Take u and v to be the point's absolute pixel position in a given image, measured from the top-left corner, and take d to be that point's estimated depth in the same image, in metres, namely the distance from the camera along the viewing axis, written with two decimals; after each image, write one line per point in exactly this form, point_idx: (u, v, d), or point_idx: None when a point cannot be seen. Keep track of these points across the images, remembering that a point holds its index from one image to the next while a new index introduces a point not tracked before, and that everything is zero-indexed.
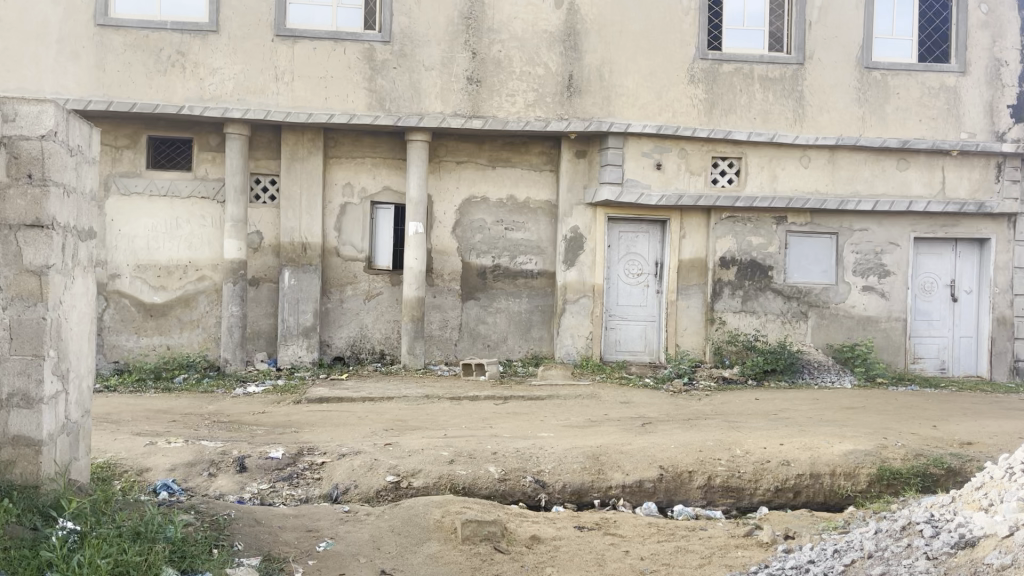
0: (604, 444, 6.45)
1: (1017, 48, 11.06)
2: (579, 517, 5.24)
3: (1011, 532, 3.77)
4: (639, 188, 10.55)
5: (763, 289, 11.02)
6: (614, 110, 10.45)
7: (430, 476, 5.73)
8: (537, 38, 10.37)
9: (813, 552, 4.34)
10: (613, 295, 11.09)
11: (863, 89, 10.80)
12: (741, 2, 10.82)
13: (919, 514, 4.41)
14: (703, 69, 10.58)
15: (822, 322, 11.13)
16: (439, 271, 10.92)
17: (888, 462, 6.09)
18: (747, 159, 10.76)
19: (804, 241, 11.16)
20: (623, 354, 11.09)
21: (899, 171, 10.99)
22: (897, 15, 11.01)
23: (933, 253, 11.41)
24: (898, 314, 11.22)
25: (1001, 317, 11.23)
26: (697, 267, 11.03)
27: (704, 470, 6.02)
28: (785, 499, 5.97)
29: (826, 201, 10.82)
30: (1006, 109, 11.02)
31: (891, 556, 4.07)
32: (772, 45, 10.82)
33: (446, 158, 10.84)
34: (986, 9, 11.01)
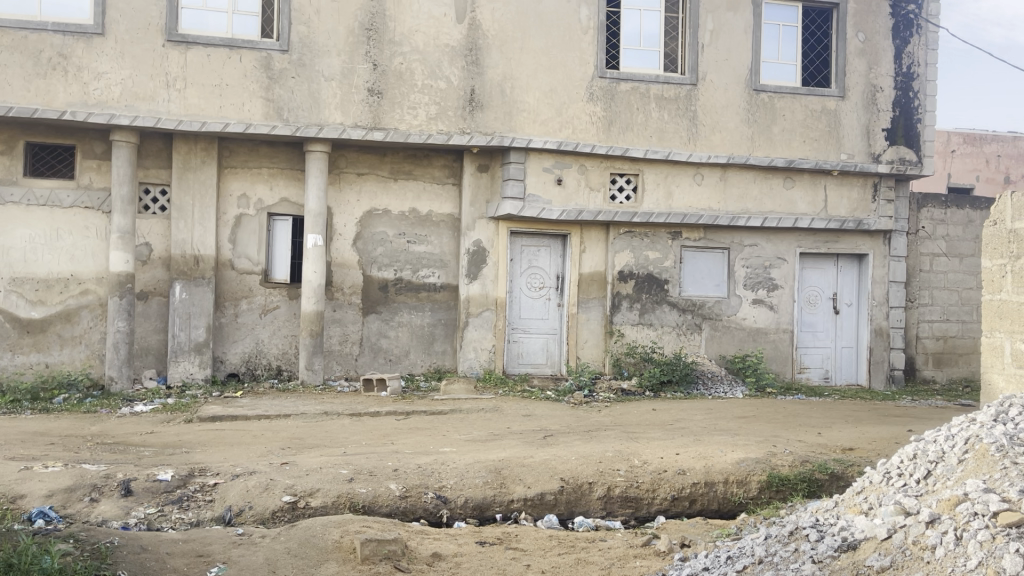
0: (506, 458, 6.46)
1: (891, 75, 11.80)
2: (481, 533, 5.20)
3: (891, 535, 3.82)
4: (541, 203, 10.70)
5: (660, 302, 11.32)
6: (515, 125, 10.54)
7: (329, 495, 5.57)
8: (438, 52, 10.36)
9: (708, 560, 4.34)
10: (515, 308, 11.13)
11: (752, 110, 11.28)
12: (637, 23, 11.12)
13: (805, 519, 4.43)
14: (602, 87, 10.82)
15: (715, 334, 11.51)
16: (339, 285, 10.71)
17: (777, 469, 6.32)
18: (644, 176, 11.07)
19: (697, 256, 11.54)
20: (525, 367, 11.15)
21: (786, 190, 11.53)
22: (783, 41, 11.57)
23: (817, 267, 11.99)
24: (786, 326, 11.73)
25: (878, 329, 11.92)
26: (597, 280, 11.21)
27: (604, 482, 6.09)
28: (682, 507, 6.10)
29: (718, 217, 11.23)
30: (881, 133, 11.74)
31: (780, 561, 4.05)
32: (667, 66, 11.17)
33: (347, 170, 10.67)
34: (863, 38, 11.68)
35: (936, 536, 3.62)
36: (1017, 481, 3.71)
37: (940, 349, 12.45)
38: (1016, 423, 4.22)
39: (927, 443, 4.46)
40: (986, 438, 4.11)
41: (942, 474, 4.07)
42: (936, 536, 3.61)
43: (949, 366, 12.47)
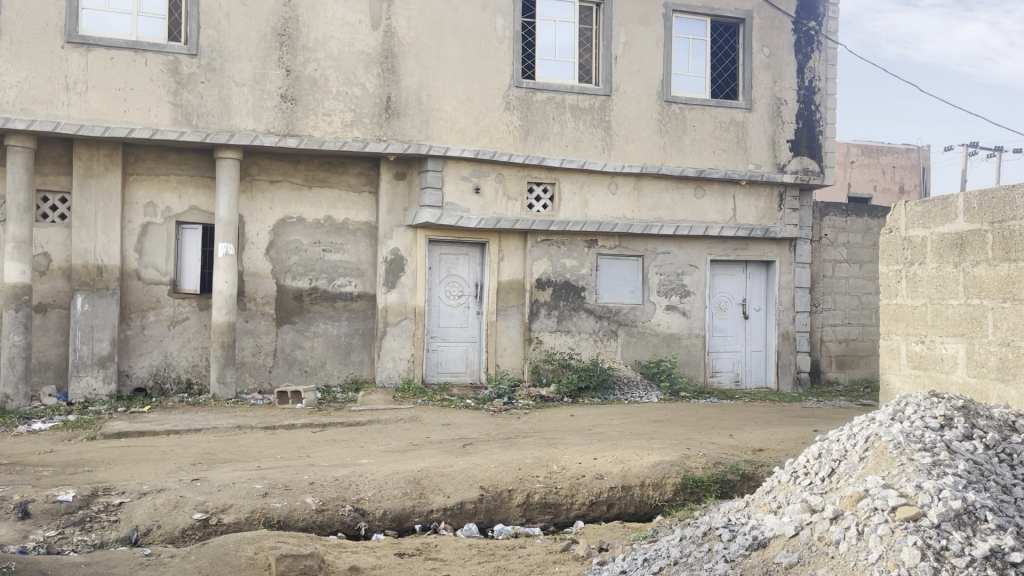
0: (425, 468, 6.42)
1: (794, 89, 12.28)
2: (400, 544, 5.15)
3: (798, 532, 3.95)
4: (458, 211, 10.70)
5: (577, 309, 11.46)
6: (432, 133, 10.51)
7: (243, 510, 5.43)
8: (353, 58, 10.25)
9: (625, 563, 4.43)
10: (434, 317, 11.08)
11: (664, 121, 11.56)
12: (552, 34, 11.27)
13: (718, 520, 4.54)
14: (518, 97, 10.90)
15: (631, 340, 11.72)
16: (252, 295, 10.45)
17: (691, 471, 6.47)
18: (561, 185, 11.21)
19: (613, 264, 11.73)
20: (444, 376, 11.10)
21: (697, 199, 11.85)
22: (692, 54, 11.90)
23: (727, 273, 12.36)
24: (698, 331, 12.04)
25: (785, 333, 12.38)
26: (515, 288, 11.28)
27: (523, 489, 6.12)
28: (600, 512, 6.16)
29: (633, 226, 11.46)
30: (785, 144, 12.19)
31: (694, 561, 4.16)
32: (582, 77, 11.35)
33: (259, 177, 10.43)
34: (767, 52, 12.13)
35: (839, 532, 3.76)
36: (913, 477, 3.87)
37: (843, 351, 12.99)
38: (911, 421, 4.42)
39: (831, 442, 4.63)
40: (885, 436, 4.28)
41: (845, 472, 4.23)
42: (839, 532, 3.75)
43: (851, 367, 13.03)
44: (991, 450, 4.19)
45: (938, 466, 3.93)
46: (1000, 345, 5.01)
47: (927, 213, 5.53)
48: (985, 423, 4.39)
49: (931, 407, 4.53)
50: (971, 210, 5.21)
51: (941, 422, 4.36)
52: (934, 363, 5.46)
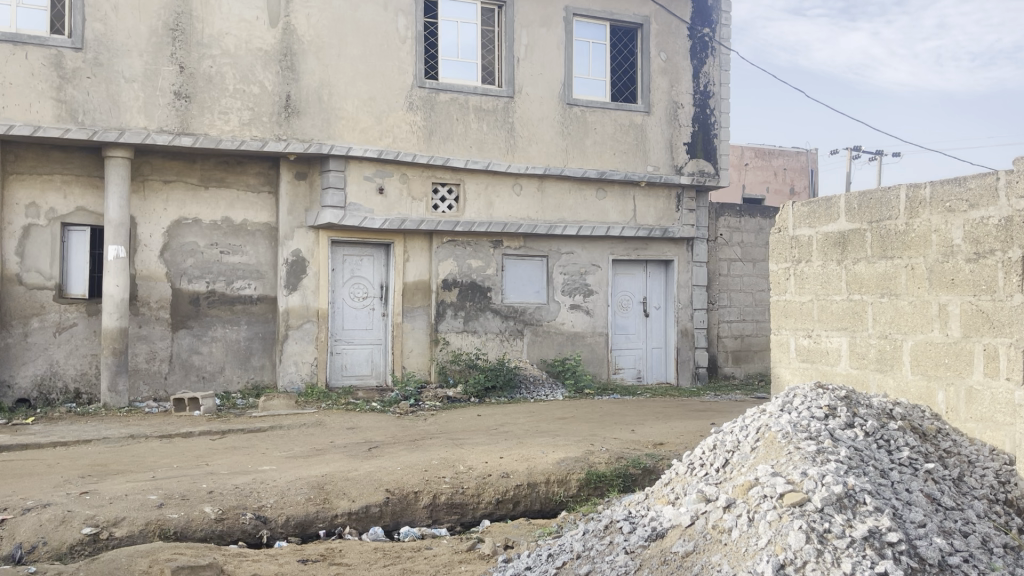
0: (329, 473, 6.34)
1: (690, 93, 12.67)
2: (303, 551, 5.06)
3: (694, 522, 4.10)
4: (362, 212, 10.59)
5: (483, 309, 11.51)
6: (333, 133, 10.36)
7: (136, 522, 5.23)
8: (250, 56, 9.99)
9: (530, 559, 4.50)
10: (338, 319, 10.91)
11: (566, 123, 11.73)
12: (455, 35, 11.29)
13: (619, 513, 4.66)
14: (421, 97, 10.87)
15: (536, 339, 11.86)
16: (145, 299, 10.05)
17: (594, 466, 6.61)
18: (465, 185, 11.24)
19: (518, 264, 11.83)
20: (350, 379, 10.95)
21: (599, 200, 12.08)
22: (593, 58, 12.14)
23: (628, 273, 12.67)
24: (601, 329, 12.29)
25: (683, 330, 12.79)
26: (421, 289, 11.23)
27: (430, 490, 6.11)
28: (505, 510, 6.21)
29: (537, 226, 11.59)
30: (682, 147, 12.57)
31: (596, 554, 4.27)
32: (485, 79, 11.41)
33: (152, 177, 10.04)
34: (664, 57, 12.48)
35: (731, 520, 3.91)
36: (799, 464, 4.06)
37: (738, 346, 13.50)
38: (799, 411, 4.66)
39: (724, 434, 4.84)
40: (774, 426, 4.49)
41: (738, 462, 4.41)
42: (732, 519, 3.90)
43: (746, 362, 13.56)
44: (870, 436, 4.43)
45: (821, 454, 4.13)
46: (879, 338, 5.28)
47: (812, 214, 5.82)
48: (864, 412, 4.66)
49: (817, 398, 4.79)
50: (851, 210, 5.49)
51: (825, 411, 4.60)
52: (820, 355, 5.75)
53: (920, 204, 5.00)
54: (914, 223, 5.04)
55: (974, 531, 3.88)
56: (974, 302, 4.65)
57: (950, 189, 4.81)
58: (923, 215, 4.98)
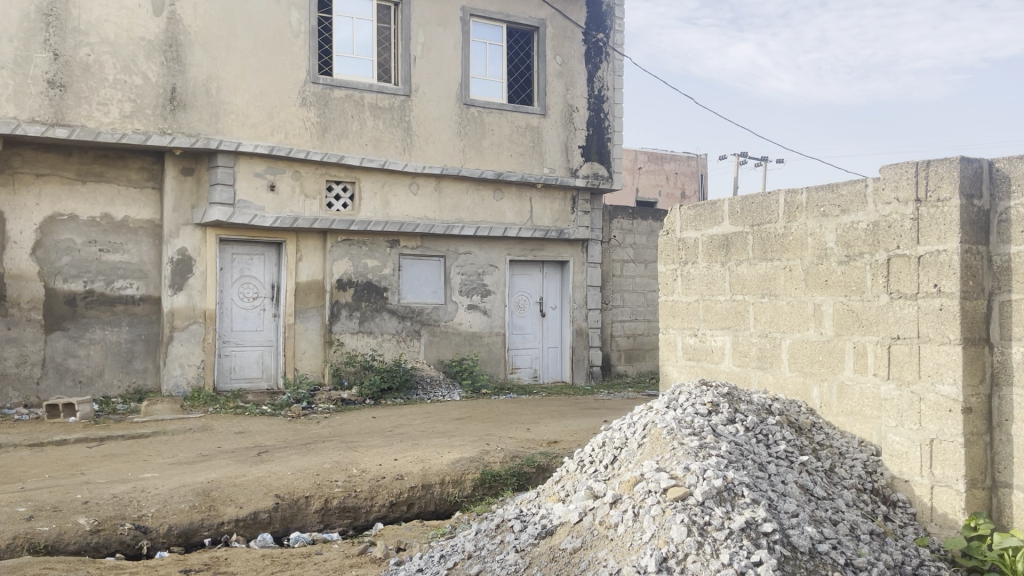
0: (216, 479, 6.13)
1: (584, 96, 12.90)
2: (186, 560, 4.88)
3: (582, 518, 4.17)
4: (252, 209, 10.29)
5: (379, 310, 11.37)
6: (221, 128, 10.02)
7: (3, 537, 4.91)
8: (132, 45, 9.55)
9: (422, 560, 4.48)
10: (227, 320, 10.57)
11: (463, 123, 11.74)
12: (350, 31, 11.12)
13: (511, 511, 4.70)
14: (314, 93, 10.65)
15: (433, 339, 11.81)
16: (15, 299, 9.45)
17: (489, 466, 6.64)
18: (360, 184, 11.08)
19: (415, 264, 11.75)
20: (239, 382, 10.62)
21: (496, 201, 12.13)
22: (489, 59, 12.20)
23: (526, 273, 12.79)
24: (498, 329, 12.37)
25: (579, 329, 13.03)
26: (315, 289, 11.00)
27: (321, 494, 5.98)
28: (400, 512, 6.15)
29: (434, 226, 11.54)
30: (577, 149, 12.77)
31: (487, 553, 4.29)
32: (380, 76, 11.30)
33: (23, 170, 9.45)
34: (560, 60, 12.66)
35: (617, 515, 3.99)
36: (683, 459, 4.19)
37: (631, 345, 13.86)
38: (683, 408, 4.82)
39: (613, 431, 4.96)
40: (660, 423, 4.62)
41: (625, 458, 4.52)
42: (618, 515, 3.99)
43: (638, 360, 13.94)
44: (749, 431, 4.63)
45: (704, 449, 4.27)
46: (760, 336, 5.51)
47: (698, 216, 6.01)
48: (745, 408, 4.87)
49: (700, 394, 4.98)
50: (735, 213, 5.71)
51: (709, 408, 4.79)
52: (706, 354, 5.96)
53: (797, 209, 5.24)
54: (792, 226, 5.28)
55: (843, 519, 4.08)
56: (845, 302, 4.90)
57: (823, 196, 5.06)
58: (800, 219, 5.22)
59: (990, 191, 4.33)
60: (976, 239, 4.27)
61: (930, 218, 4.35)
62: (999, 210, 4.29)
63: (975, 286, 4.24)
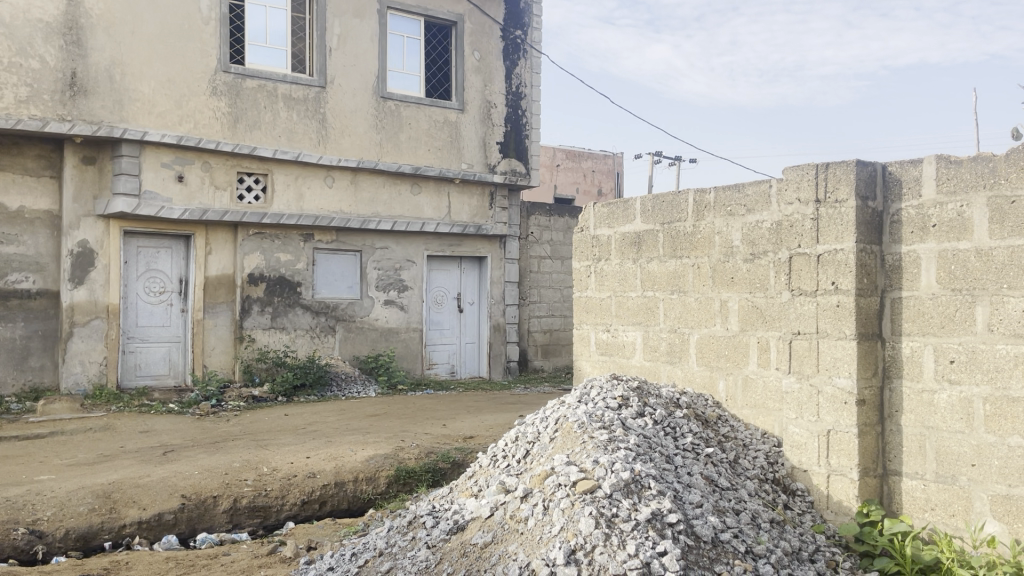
0: (118, 480, 5.92)
1: (503, 92, 12.93)
2: (85, 565, 4.69)
3: (493, 513, 4.20)
4: (159, 201, 9.95)
5: (292, 305, 11.16)
6: (126, 116, 9.64)
7: None
8: (29, 27, 9.08)
9: (332, 559, 4.43)
10: (131, 316, 10.18)
11: (380, 117, 11.63)
12: (262, 20, 10.85)
13: (424, 508, 4.70)
14: (225, 82, 10.37)
15: (347, 335, 11.67)
16: None
17: (404, 462, 6.61)
18: (273, 176, 10.83)
19: (330, 259, 11.57)
20: (145, 379, 10.24)
21: (413, 195, 12.05)
22: (407, 52, 12.11)
23: (443, 269, 12.75)
24: (415, 324, 12.30)
25: (496, 325, 13.09)
26: (225, 284, 10.70)
27: (230, 494, 5.84)
28: (312, 510, 6.04)
29: (349, 220, 11.39)
30: (495, 146, 12.80)
31: (398, 550, 4.29)
32: (295, 67, 11.08)
33: None
34: (478, 56, 12.66)
35: (528, 509, 4.03)
36: (592, 452, 4.26)
37: (547, 340, 14.01)
38: (595, 402, 4.91)
39: (526, 426, 5.01)
40: (571, 417, 4.69)
41: (538, 452, 4.57)
42: (528, 509, 4.03)
43: (554, 355, 14.10)
44: (657, 424, 4.75)
45: (613, 442, 4.36)
46: (669, 331, 5.64)
47: (611, 214, 6.13)
48: (654, 401, 4.99)
49: (611, 389, 5.08)
50: (646, 211, 5.83)
51: (619, 402, 4.89)
52: (617, 349, 6.08)
53: (705, 208, 5.38)
54: (700, 225, 5.43)
55: (745, 508, 4.21)
56: (750, 299, 5.06)
57: (730, 195, 5.21)
58: (707, 218, 5.37)
59: (883, 193, 4.53)
60: (871, 239, 4.46)
61: (828, 219, 4.53)
62: (891, 212, 4.49)
63: (869, 283, 4.43)
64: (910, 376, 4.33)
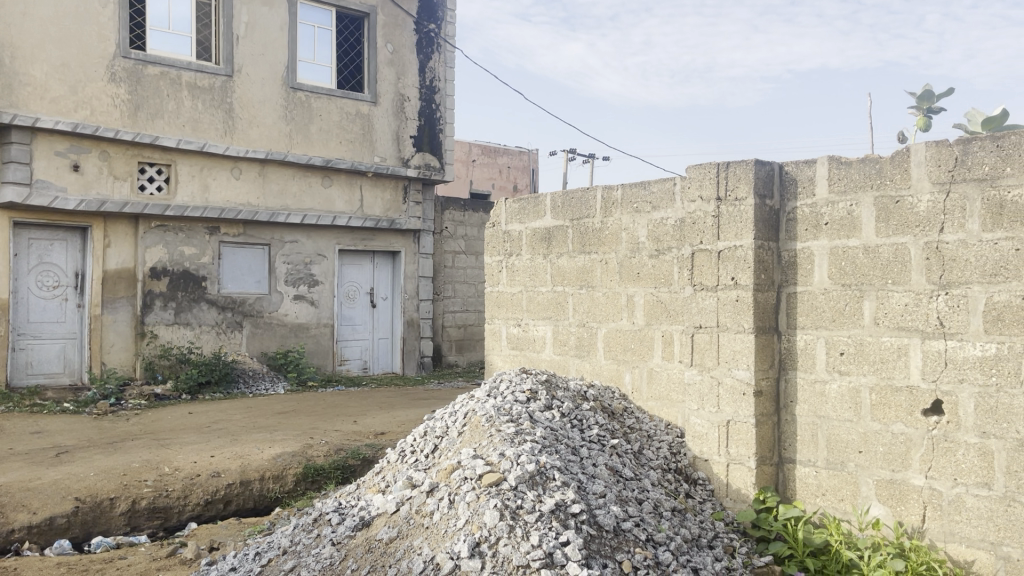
0: (6, 484, 5.63)
1: (416, 86, 12.85)
2: None
3: (399, 508, 4.18)
4: (53, 190, 9.50)
5: (197, 300, 10.83)
6: (16, 101, 9.16)
7: None
8: None
9: (234, 559, 4.34)
10: (22, 311, 9.68)
11: (289, 108, 11.40)
12: (165, 4, 10.48)
13: (329, 505, 4.65)
14: (125, 68, 9.98)
15: (255, 331, 11.40)
16: None
17: (312, 460, 6.50)
18: (177, 167, 10.48)
19: (237, 252, 11.26)
20: (38, 378, 9.76)
21: (324, 188, 11.85)
22: (317, 43, 11.90)
23: (355, 263, 12.59)
24: (326, 320, 12.12)
25: (410, 320, 13.02)
26: (125, 278, 10.29)
27: (128, 495, 5.63)
28: (215, 510, 5.88)
29: (258, 213, 11.12)
30: (408, 139, 12.71)
31: (302, 548, 4.24)
32: (200, 54, 10.75)
33: None
34: (391, 49, 12.54)
35: (434, 503, 4.03)
36: (499, 446, 4.29)
37: (461, 335, 14.01)
38: (504, 396, 4.95)
39: (435, 420, 5.01)
40: (479, 411, 4.72)
41: (445, 446, 4.57)
42: (434, 503, 4.03)
43: (468, 350, 14.11)
44: (565, 417, 4.82)
45: (520, 435, 4.40)
46: (579, 326, 5.72)
47: (522, 210, 6.17)
48: (561, 395, 5.07)
49: (521, 382, 5.14)
50: (556, 207, 5.89)
51: (528, 395, 4.95)
52: (528, 343, 6.13)
53: (613, 205, 5.48)
54: (608, 221, 5.52)
55: (648, 498, 4.31)
56: (655, 294, 5.18)
57: (637, 192, 5.32)
58: (615, 214, 5.47)
59: (780, 191, 4.69)
60: (769, 237, 4.62)
61: (728, 216, 4.67)
62: (788, 210, 4.66)
63: (766, 279, 4.59)
64: (804, 368, 4.52)
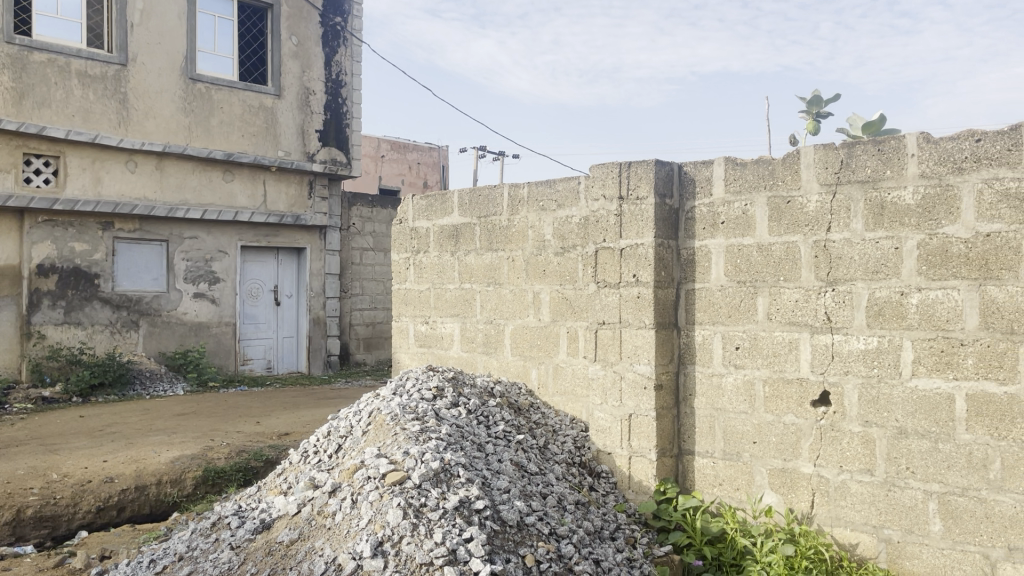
0: None
1: (321, 79, 12.62)
2: None
3: (300, 509, 4.11)
4: None
5: (89, 299, 10.35)
6: None
7: None
8: None
9: (127, 567, 4.17)
10: None
11: (188, 99, 11.02)
12: None
13: (228, 508, 4.53)
14: (8, 54, 9.46)
15: (152, 330, 10.97)
16: None
17: (212, 463, 6.32)
18: (67, 159, 9.98)
19: (132, 249, 10.81)
20: None
21: (225, 182, 11.51)
22: (218, 32, 11.55)
23: (258, 260, 12.27)
24: (228, 318, 11.77)
25: (315, 318, 12.80)
26: (9, 275, 9.74)
27: (12, 504, 5.33)
28: (108, 518, 5.63)
29: (155, 208, 10.71)
30: (314, 134, 12.48)
31: (200, 553, 4.12)
32: (91, 41, 10.28)
33: None
34: (295, 41, 12.28)
35: (336, 503, 3.98)
36: (403, 444, 4.27)
37: (369, 333, 13.84)
38: (409, 394, 4.93)
39: (339, 420, 4.94)
40: (384, 410, 4.68)
41: (349, 446, 4.51)
42: (336, 504, 3.98)
43: (376, 348, 13.97)
44: (471, 413, 4.84)
45: (424, 433, 4.39)
46: (485, 323, 5.74)
47: (429, 207, 6.15)
48: (468, 392, 5.08)
49: (427, 380, 5.13)
50: (463, 205, 5.90)
51: (434, 393, 4.94)
52: (436, 340, 6.12)
53: (519, 202, 5.52)
54: (514, 219, 5.56)
55: (552, 492, 4.36)
56: (560, 291, 5.24)
57: (542, 190, 5.37)
58: (521, 212, 5.51)
59: (679, 191, 4.81)
60: (668, 235, 4.74)
61: (631, 215, 4.75)
62: (686, 209, 4.79)
63: (666, 276, 4.70)
64: (702, 362, 4.67)
